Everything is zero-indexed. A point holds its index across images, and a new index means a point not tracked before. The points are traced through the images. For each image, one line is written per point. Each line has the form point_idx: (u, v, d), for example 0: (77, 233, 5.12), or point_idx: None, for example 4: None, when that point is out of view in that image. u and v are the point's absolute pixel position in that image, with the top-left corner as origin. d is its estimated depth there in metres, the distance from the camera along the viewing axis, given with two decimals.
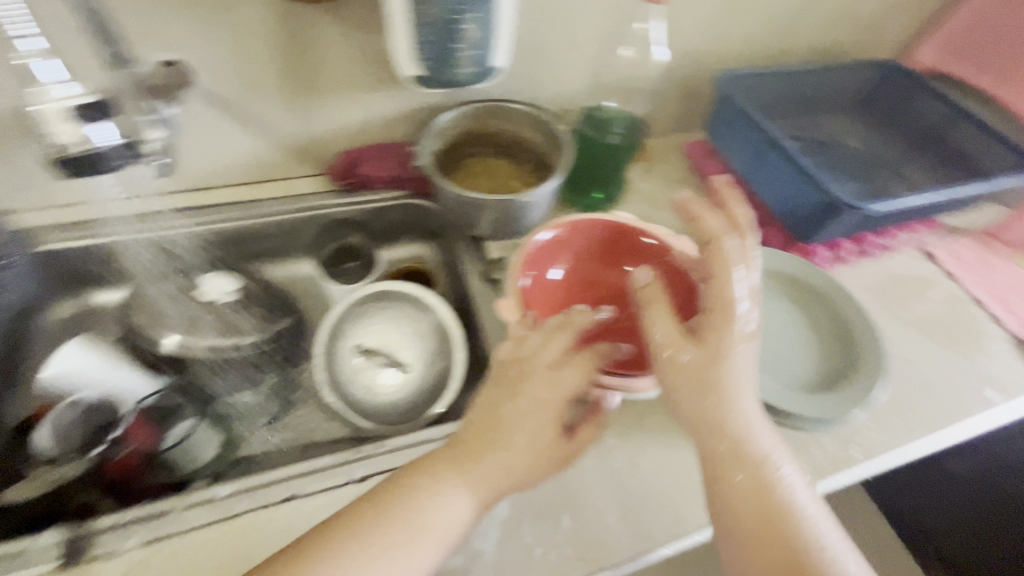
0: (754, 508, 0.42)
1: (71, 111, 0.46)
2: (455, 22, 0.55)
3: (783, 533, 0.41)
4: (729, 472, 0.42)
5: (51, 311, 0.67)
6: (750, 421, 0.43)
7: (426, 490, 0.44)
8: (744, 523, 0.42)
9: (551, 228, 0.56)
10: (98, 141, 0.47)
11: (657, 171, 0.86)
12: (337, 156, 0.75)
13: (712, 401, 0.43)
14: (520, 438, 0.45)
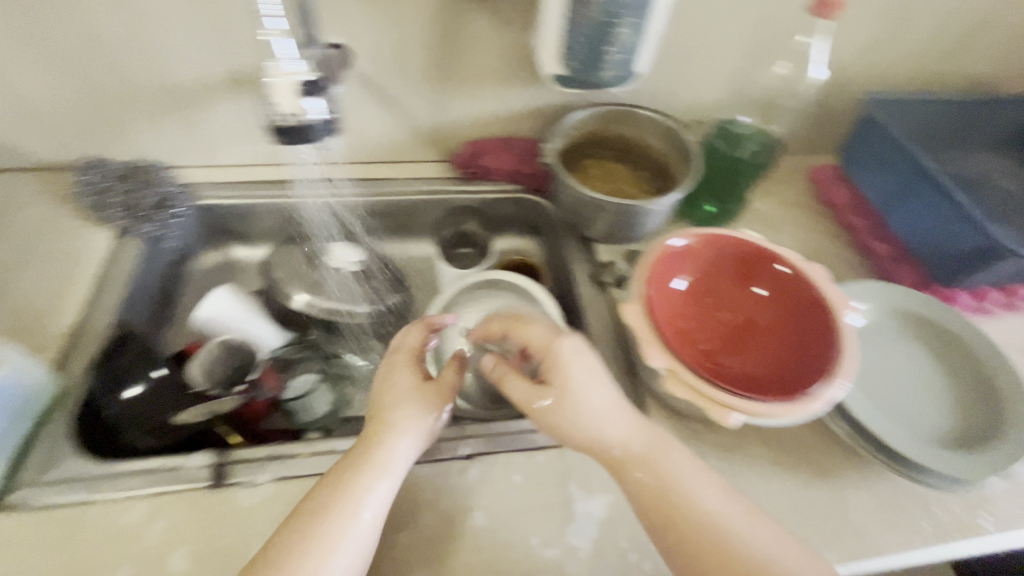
0: (683, 512, 0.45)
1: (296, 85, 0.50)
2: (611, 25, 0.56)
3: (707, 530, 0.44)
4: (636, 481, 0.47)
5: (201, 258, 0.76)
6: (594, 421, 0.47)
7: (363, 478, 0.45)
8: (668, 527, 0.44)
9: (683, 236, 0.56)
10: (311, 115, 0.52)
11: (778, 192, 0.82)
12: (462, 145, 0.78)
13: (587, 406, 0.48)
14: (403, 424, 0.48)
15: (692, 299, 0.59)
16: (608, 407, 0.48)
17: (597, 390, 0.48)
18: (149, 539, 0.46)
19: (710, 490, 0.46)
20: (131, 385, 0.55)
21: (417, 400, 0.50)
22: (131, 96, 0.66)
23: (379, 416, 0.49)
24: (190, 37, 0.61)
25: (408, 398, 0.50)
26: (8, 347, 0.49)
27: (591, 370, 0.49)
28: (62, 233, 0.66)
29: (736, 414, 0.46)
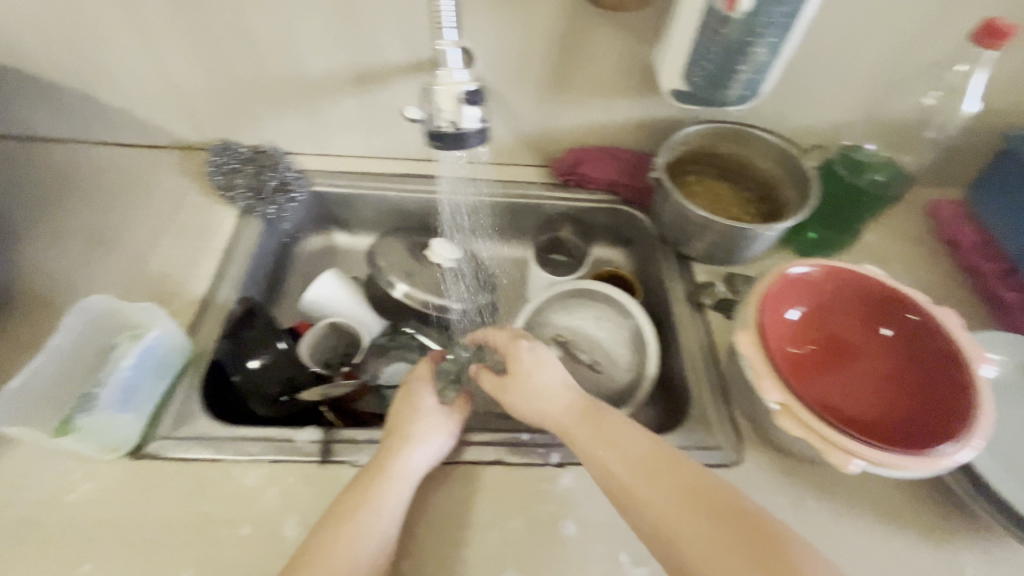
0: (631, 474, 0.45)
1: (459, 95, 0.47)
2: (747, 46, 0.54)
3: (646, 476, 0.45)
4: (582, 450, 0.49)
5: (307, 241, 0.81)
6: (556, 404, 0.51)
7: (373, 485, 0.48)
8: (623, 492, 0.45)
9: (806, 264, 0.54)
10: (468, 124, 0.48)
11: (893, 225, 0.78)
12: (563, 152, 0.78)
13: (542, 391, 0.52)
14: (411, 432, 0.52)
15: (803, 332, 0.57)
16: (563, 388, 0.52)
17: (548, 370, 0.53)
18: (267, 503, 0.50)
19: (647, 440, 0.48)
20: (251, 357, 0.58)
21: (437, 417, 0.54)
22: (266, 87, 0.70)
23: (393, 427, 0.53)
24: (327, 36, 0.64)
25: (429, 413, 0.54)
26: (158, 311, 0.54)
27: (545, 360, 0.55)
28: (194, 209, 0.72)
29: (859, 460, 0.44)
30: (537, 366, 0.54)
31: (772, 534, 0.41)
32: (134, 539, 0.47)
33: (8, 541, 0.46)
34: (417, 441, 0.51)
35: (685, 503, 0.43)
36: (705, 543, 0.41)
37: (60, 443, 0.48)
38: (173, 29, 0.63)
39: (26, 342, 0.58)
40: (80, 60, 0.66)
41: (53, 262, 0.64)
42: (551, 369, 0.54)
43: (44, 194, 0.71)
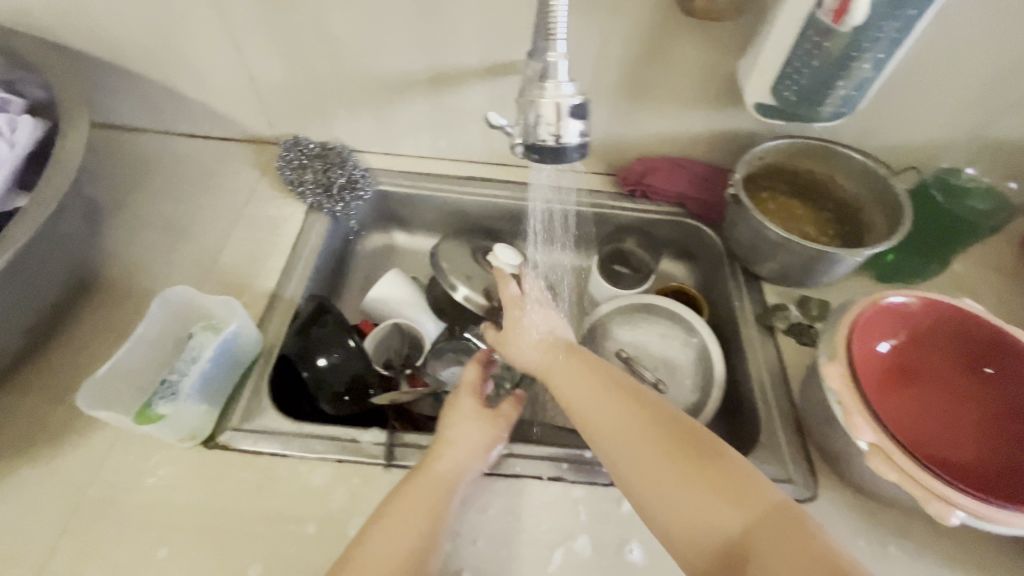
0: (610, 425, 0.48)
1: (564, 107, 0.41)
2: (852, 60, 0.51)
3: (619, 423, 0.48)
4: (556, 385, 0.53)
5: (367, 238, 0.81)
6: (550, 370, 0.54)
7: (420, 486, 0.47)
8: (589, 419, 0.49)
9: (903, 294, 0.51)
10: (570, 138, 0.42)
11: (983, 253, 0.72)
12: (630, 162, 0.76)
13: (529, 338, 0.57)
14: (455, 434, 0.51)
15: (893, 367, 0.54)
16: (547, 344, 0.56)
17: (531, 327, 0.58)
18: (333, 503, 0.50)
19: (628, 414, 0.48)
20: (319, 356, 0.57)
21: (478, 423, 0.52)
22: (340, 86, 0.71)
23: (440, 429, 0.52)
24: (407, 37, 0.64)
25: (468, 418, 0.52)
26: (236, 304, 0.55)
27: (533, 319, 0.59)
28: (264, 203, 0.73)
29: (960, 512, 0.41)
30: (527, 316, 0.59)
31: (741, 477, 0.42)
32: (207, 528, 0.48)
33: (91, 520, 0.48)
34: (463, 444, 0.50)
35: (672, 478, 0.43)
36: (663, 465, 0.44)
37: (138, 429, 0.49)
38: (258, 26, 0.64)
39: (109, 326, 0.60)
40: (167, 54, 0.68)
41: (133, 249, 0.66)
42: (540, 320, 0.59)
43: (125, 182, 0.73)
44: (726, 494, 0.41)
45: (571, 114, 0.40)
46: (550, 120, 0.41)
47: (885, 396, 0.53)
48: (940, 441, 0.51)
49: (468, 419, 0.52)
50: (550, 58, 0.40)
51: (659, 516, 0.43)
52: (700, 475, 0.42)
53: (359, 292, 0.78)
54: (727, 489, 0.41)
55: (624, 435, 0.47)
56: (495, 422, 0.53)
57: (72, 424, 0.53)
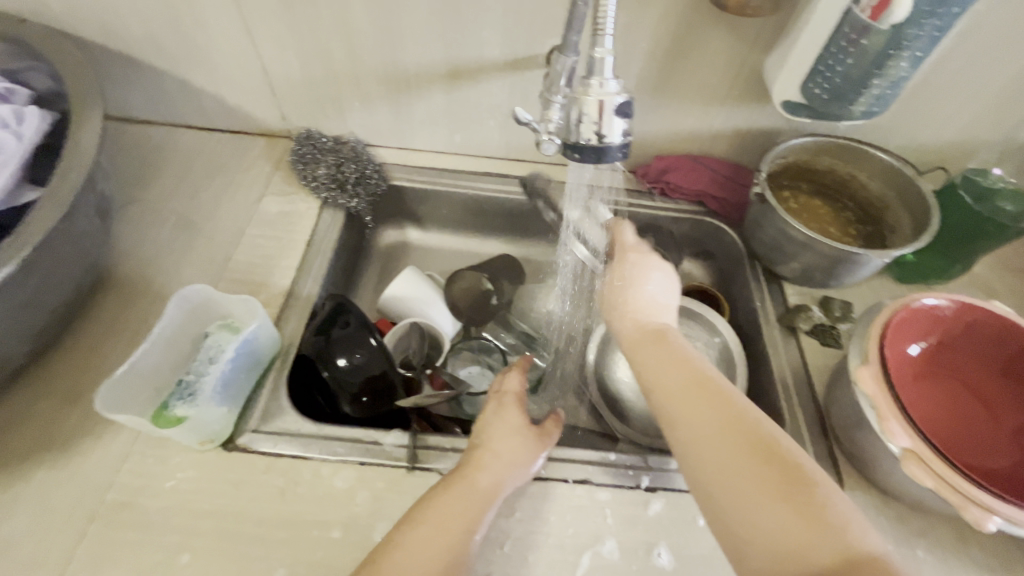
0: (697, 422, 0.41)
1: (610, 104, 0.39)
2: (889, 59, 0.50)
3: (708, 419, 0.40)
4: (642, 359, 0.48)
5: (382, 235, 0.80)
6: (649, 333, 0.49)
7: (463, 493, 0.46)
8: (671, 404, 0.43)
9: (938, 297, 0.50)
10: (616, 138, 0.40)
11: (1001, 254, 0.72)
12: (650, 159, 0.75)
13: (634, 295, 0.53)
14: (503, 445, 0.50)
15: (921, 370, 0.53)
16: (650, 310, 0.52)
17: (644, 281, 0.53)
18: (357, 507, 0.49)
19: (718, 413, 0.40)
20: (338, 356, 0.55)
21: (524, 437, 0.52)
22: (356, 79, 0.69)
23: (484, 437, 0.51)
24: (427, 30, 0.63)
25: (516, 433, 0.51)
26: (255, 304, 0.54)
27: (647, 271, 0.54)
28: (278, 199, 0.72)
29: (997, 518, 0.41)
30: (643, 268, 0.55)
31: (826, 505, 0.35)
32: (229, 533, 0.47)
33: (111, 525, 0.47)
34: (512, 455, 0.50)
35: (751, 497, 0.36)
36: (754, 480, 0.36)
37: (157, 432, 0.48)
38: (272, 17, 0.62)
39: (123, 325, 0.58)
40: (177, 44, 0.66)
41: (144, 245, 0.65)
42: (651, 283, 0.54)
43: (136, 175, 0.72)
44: (807, 529, 0.34)
45: (616, 112, 0.39)
46: (594, 117, 0.40)
47: (914, 401, 0.53)
48: (970, 446, 0.51)
49: (520, 430, 0.52)
50: (595, 54, 0.39)
51: (732, 532, 0.36)
52: (785, 499, 0.35)
53: (374, 290, 0.77)
54: (809, 519, 0.34)
55: (708, 430, 0.40)
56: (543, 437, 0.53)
57: (90, 425, 0.52)
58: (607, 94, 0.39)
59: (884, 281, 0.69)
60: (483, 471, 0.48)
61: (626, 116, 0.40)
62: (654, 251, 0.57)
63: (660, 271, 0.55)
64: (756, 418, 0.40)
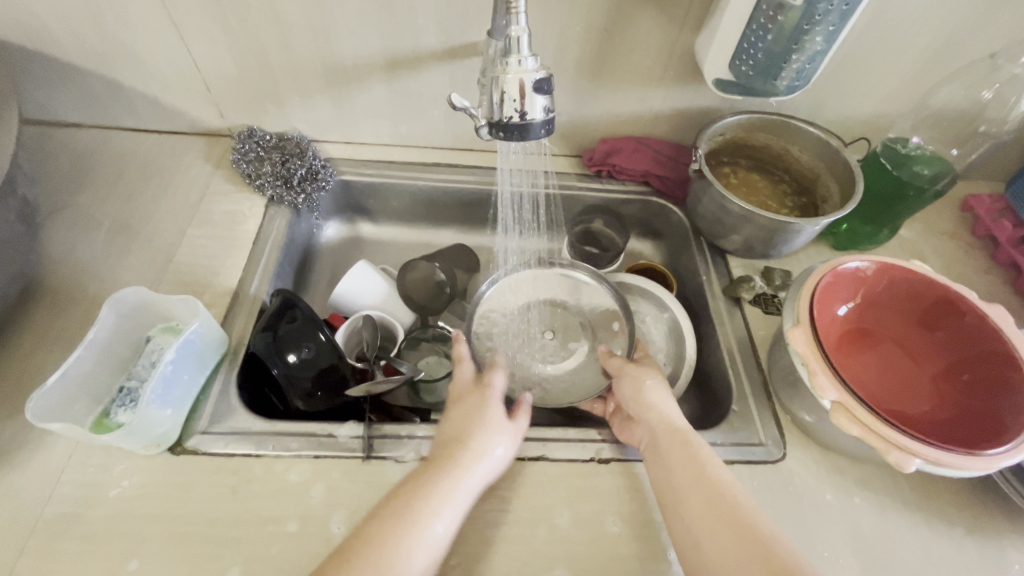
0: (716, 537, 0.42)
1: (528, 82, 0.41)
2: (804, 34, 0.53)
3: (725, 536, 0.42)
4: (658, 459, 0.50)
5: (334, 230, 0.80)
6: (672, 432, 0.51)
7: (435, 489, 0.45)
8: (693, 517, 0.45)
9: (859, 260, 0.54)
10: (538, 113, 0.41)
11: (926, 217, 0.77)
12: (596, 143, 0.77)
13: (653, 400, 0.54)
14: (477, 442, 0.49)
15: (849, 326, 0.57)
16: (672, 412, 0.53)
17: (658, 393, 0.55)
18: (312, 500, 0.49)
19: (735, 534, 0.42)
20: (287, 352, 0.55)
21: (498, 430, 0.51)
22: (293, 72, 0.68)
23: (459, 434, 0.50)
24: (362, 21, 0.62)
25: (492, 427, 0.51)
26: (195, 302, 0.52)
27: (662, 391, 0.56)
28: (221, 198, 0.70)
29: (917, 459, 0.43)
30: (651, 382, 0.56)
31: None
32: (179, 537, 0.46)
33: (52, 538, 0.45)
34: (488, 451, 0.49)
35: None
36: None
37: (96, 440, 0.46)
38: (199, 10, 0.61)
39: (56, 334, 0.56)
40: (100, 42, 0.64)
41: (78, 251, 0.63)
42: (662, 395, 0.55)
43: (66, 180, 0.69)
44: None
45: (535, 90, 0.40)
46: (514, 97, 0.40)
47: (842, 356, 0.56)
48: (896, 398, 0.54)
49: (494, 427, 0.52)
50: (511, 31, 0.40)
51: None
52: None
53: (327, 287, 0.76)
54: None
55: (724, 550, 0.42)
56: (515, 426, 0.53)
57: (26, 439, 0.50)
58: (525, 71, 0.40)
59: (821, 248, 0.73)
60: (456, 466, 0.47)
61: (543, 94, 0.41)
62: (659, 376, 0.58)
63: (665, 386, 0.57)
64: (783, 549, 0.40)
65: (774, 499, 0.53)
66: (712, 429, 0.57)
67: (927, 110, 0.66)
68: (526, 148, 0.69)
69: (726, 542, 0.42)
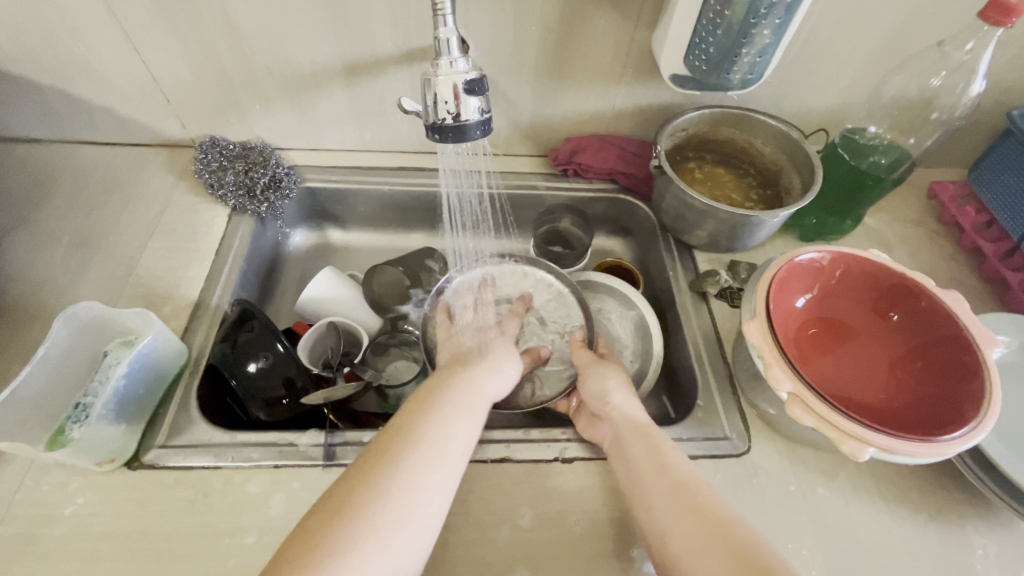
0: (676, 523, 0.42)
1: (460, 84, 0.46)
2: (751, 28, 0.52)
3: (686, 521, 0.42)
4: (618, 455, 0.51)
5: (303, 237, 0.80)
6: (642, 426, 0.52)
7: (447, 405, 0.48)
8: (653, 508, 0.45)
9: (814, 251, 0.54)
10: (470, 114, 0.47)
11: (892, 206, 0.77)
12: (562, 142, 0.77)
13: (614, 399, 0.54)
14: (481, 371, 0.53)
15: (806, 317, 0.58)
16: (632, 406, 0.54)
17: (618, 392, 0.55)
18: (271, 511, 0.49)
19: (693, 517, 0.42)
20: (247, 362, 0.54)
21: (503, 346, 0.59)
22: (252, 81, 0.67)
23: (457, 365, 0.54)
24: (316, 27, 0.62)
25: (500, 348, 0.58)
26: (150, 314, 0.52)
27: (619, 387, 0.56)
28: (183, 209, 0.70)
29: (870, 448, 0.43)
30: (602, 375, 0.57)
31: None
32: (135, 553, 0.46)
33: (3, 559, 0.45)
34: (490, 376, 0.53)
35: None
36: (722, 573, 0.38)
37: (49, 457, 0.46)
38: (151, 22, 0.60)
39: (13, 352, 0.56)
40: (53, 56, 0.63)
41: (36, 266, 0.62)
42: (621, 387, 0.56)
43: (26, 197, 0.69)
44: None
45: (466, 91, 0.46)
46: (448, 100, 0.46)
47: (802, 347, 0.57)
48: (858, 387, 0.55)
49: (489, 358, 0.56)
50: (442, 34, 0.45)
51: None
52: None
53: (295, 295, 0.76)
54: None
55: (680, 536, 0.41)
56: (512, 354, 0.57)
57: None
58: (456, 74, 0.46)
59: (787, 240, 0.73)
60: (460, 385, 0.50)
61: (476, 96, 0.47)
62: (620, 373, 0.58)
63: (621, 378, 0.57)
64: (741, 531, 0.40)
65: (739, 493, 0.53)
66: (677, 424, 0.57)
67: (882, 100, 0.67)
68: (464, 147, 0.72)
69: (687, 528, 0.42)
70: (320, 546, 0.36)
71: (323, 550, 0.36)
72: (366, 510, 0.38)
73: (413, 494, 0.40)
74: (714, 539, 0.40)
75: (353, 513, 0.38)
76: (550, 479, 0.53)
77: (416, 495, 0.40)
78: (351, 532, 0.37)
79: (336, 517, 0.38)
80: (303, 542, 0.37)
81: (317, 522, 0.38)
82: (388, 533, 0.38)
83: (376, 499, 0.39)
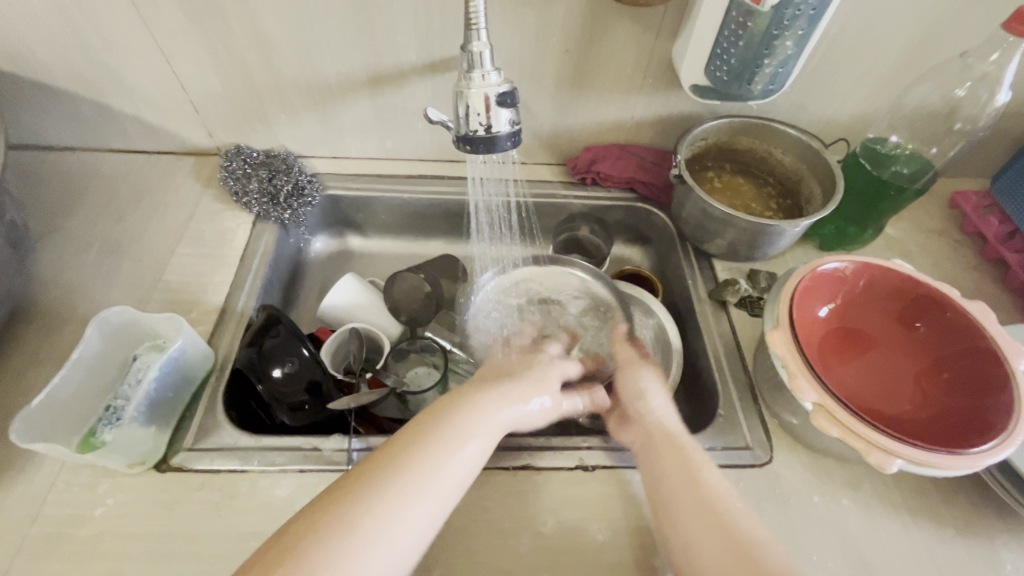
0: (702, 540, 0.42)
1: (492, 96, 0.47)
2: (774, 40, 0.53)
3: (714, 539, 0.42)
4: (650, 472, 0.49)
5: (324, 244, 0.81)
6: (677, 435, 0.51)
7: (480, 409, 0.47)
8: (676, 525, 0.44)
9: (838, 260, 0.54)
10: (501, 125, 0.48)
11: (913, 215, 0.77)
12: (580, 152, 0.78)
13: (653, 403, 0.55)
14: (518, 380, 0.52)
15: (831, 325, 0.58)
16: (664, 416, 0.54)
17: (653, 397, 0.55)
18: None
19: (722, 539, 0.41)
20: (272, 367, 0.55)
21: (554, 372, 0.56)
22: (279, 92, 0.69)
23: (499, 372, 0.53)
24: (343, 39, 0.63)
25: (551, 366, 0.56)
26: (180, 319, 0.53)
27: (653, 393, 0.56)
28: (209, 216, 0.71)
29: (898, 460, 0.43)
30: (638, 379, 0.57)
31: None
32: (165, 554, 0.46)
33: (36, 558, 0.46)
34: (531, 391, 0.52)
35: None
36: None
37: (82, 458, 0.46)
38: (185, 35, 0.62)
39: (47, 354, 0.57)
40: (88, 67, 0.65)
41: (68, 271, 0.64)
42: (655, 399, 0.55)
43: (58, 203, 0.70)
44: None
45: (497, 103, 0.47)
46: (480, 111, 0.47)
47: (826, 356, 0.57)
48: (880, 395, 0.55)
49: (531, 375, 0.54)
50: (474, 47, 0.47)
51: None
52: None
53: (317, 300, 0.77)
54: None
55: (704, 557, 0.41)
56: (547, 380, 0.54)
57: (15, 460, 0.51)
58: (489, 86, 0.47)
59: (806, 250, 0.73)
60: (498, 389, 0.50)
61: (507, 107, 0.47)
62: (654, 377, 0.58)
63: (658, 389, 0.56)
64: (767, 555, 0.40)
65: (761, 503, 0.52)
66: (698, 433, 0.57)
67: (904, 110, 0.67)
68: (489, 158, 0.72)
69: (715, 547, 0.41)
70: (320, 531, 0.37)
71: (328, 531, 0.37)
72: (376, 497, 0.39)
73: (418, 493, 0.40)
74: (738, 562, 0.40)
75: (356, 504, 0.39)
76: (571, 487, 0.53)
77: (430, 491, 0.41)
78: (352, 521, 0.38)
79: (341, 503, 0.39)
80: (315, 520, 0.38)
81: (324, 502, 0.39)
82: (380, 535, 0.38)
83: (382, 495, 0.39)
